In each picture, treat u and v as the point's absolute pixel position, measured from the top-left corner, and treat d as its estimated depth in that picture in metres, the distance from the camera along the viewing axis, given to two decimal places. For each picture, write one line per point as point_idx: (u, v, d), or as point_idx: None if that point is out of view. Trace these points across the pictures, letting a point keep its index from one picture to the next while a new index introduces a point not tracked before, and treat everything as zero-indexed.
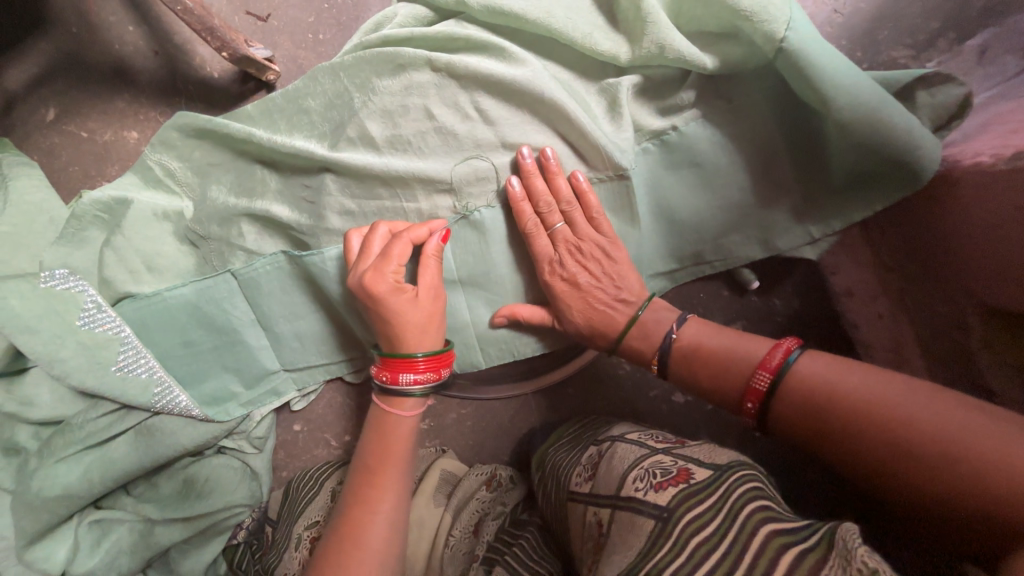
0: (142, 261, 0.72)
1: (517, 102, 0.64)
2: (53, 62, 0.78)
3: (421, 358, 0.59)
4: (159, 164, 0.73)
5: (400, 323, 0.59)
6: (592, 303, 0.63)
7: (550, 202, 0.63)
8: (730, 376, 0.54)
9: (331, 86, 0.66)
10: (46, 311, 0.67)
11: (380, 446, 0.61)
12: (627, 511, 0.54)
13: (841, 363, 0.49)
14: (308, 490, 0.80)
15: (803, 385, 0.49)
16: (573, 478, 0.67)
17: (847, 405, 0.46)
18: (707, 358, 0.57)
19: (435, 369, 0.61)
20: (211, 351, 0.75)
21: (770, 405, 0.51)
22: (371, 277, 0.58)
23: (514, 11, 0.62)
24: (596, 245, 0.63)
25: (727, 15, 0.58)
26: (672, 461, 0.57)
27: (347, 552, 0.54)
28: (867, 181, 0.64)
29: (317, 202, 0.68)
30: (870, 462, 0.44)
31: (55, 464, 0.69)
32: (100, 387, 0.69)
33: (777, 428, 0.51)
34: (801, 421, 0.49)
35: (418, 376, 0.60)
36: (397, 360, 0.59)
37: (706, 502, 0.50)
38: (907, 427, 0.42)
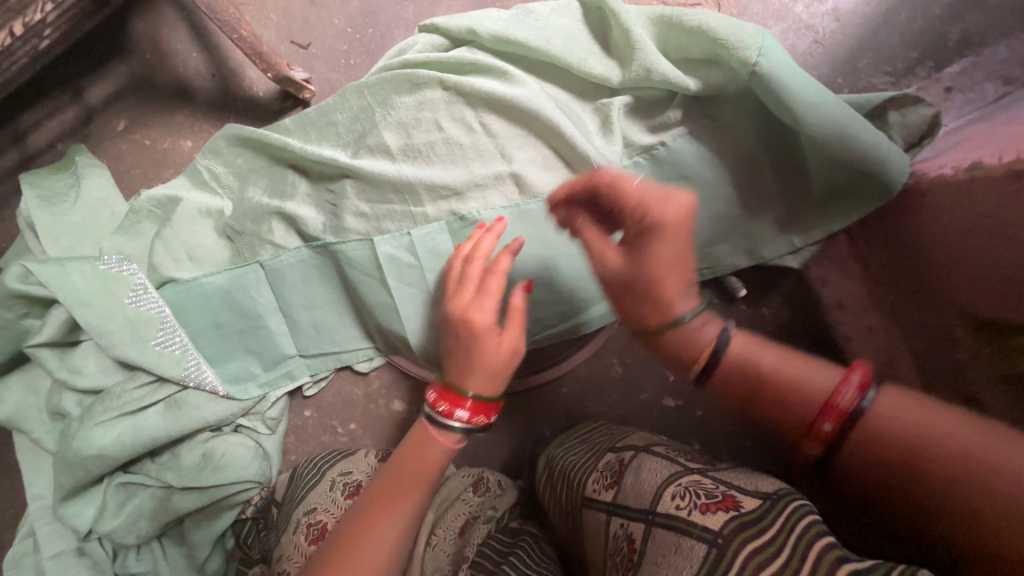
0: (187, 251, 0.82)
1: (515, 117, 0.72)
2: (128, 81, 0.91)
3: (470, 396, 0.55)
4: (207, 168, 0.84)
5: (459, 364, 0.56)
6: (634, 270, 0.54)
7: (605, 177, 0.55)
8: (801, 409, 0.50)
9: (357, 102, 0.76)
10: (102, 289, 0.77)
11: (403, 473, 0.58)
12: (671, 531, 0.53)
13: (915, 405, 0.46)
14: (312, 477, 0.82)
15: (880, 424, 0.46)
16: (590, 484, 0.67)
17: (927, 458, 0.44)
18: (776, 374, 0.53)
19: (481, 411, 0.56)
20: (236, 335, 0.82)
21: (848, 432, 0.47)
22: (466, 318, 0.56)
23: (517, 39, 0.71)
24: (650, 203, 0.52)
25: (709, 43, 0.65)
26: (714, 484, 0.57)
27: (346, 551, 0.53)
28: (843, 195, 0.68)
29: (338, 205, 0.77)
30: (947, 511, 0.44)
31: (94, 427, 0.76)
32: (139, 359, 0.78)
33: (848, 464, 0.48)
34: (885, 466, 0.46)
35: (462, 413, 0.56)
36: (448, 391, 0.56)
37: (763, 533, 0.49)
38: (995, 497, 0.41)
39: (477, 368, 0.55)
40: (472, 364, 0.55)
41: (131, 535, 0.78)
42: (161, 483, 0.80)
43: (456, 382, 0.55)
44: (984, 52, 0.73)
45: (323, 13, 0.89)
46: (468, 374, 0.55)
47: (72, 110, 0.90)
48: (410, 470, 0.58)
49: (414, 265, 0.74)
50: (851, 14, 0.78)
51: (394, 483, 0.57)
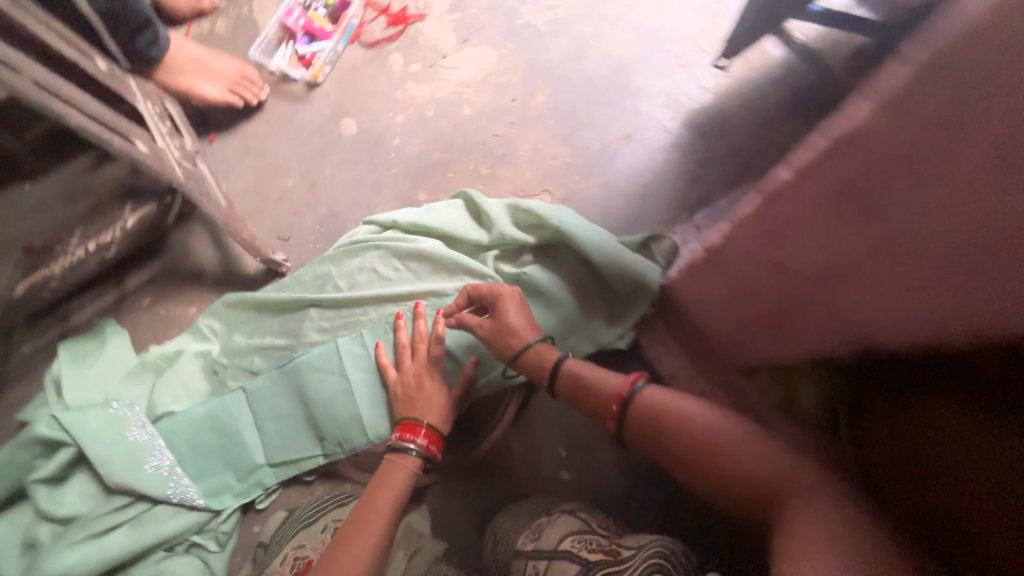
0: (182, 387, 1.06)
1: (425, 265, 1.09)
2: (157, 272, 1.26)
3: (423, 424, 0.88)
4: (208, 325, 1.14)
5: (415, 405, 0.91)
6: (494, 329, 0.92)
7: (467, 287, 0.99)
8: (603, 401, 0.80)
9: (319, 268, 1.13)
10: (109, 425, 0.97)
11: (376, 497, 0.82)
12: (562, 561, 0.73)
13: (664, 393, 0.75)
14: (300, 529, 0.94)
15: (642, 405, 0.75)
16: (519, 539, 0.83)
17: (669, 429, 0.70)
18: (588, 385, 0.83)
19: (428, 440, 0.88)
20: (213, 452, 1.01)
21: (627, 411, 0.76)
22: (422, 377, 0.94)
23: (421, 223, 1.12)
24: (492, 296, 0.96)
25: (533, 217, 1.05)
26: (607, 541, 0.76)
27: (336, 555, 0.74)
28: (637, 297, 0.99)
29: (300, 332, 1.08)
30: (680, 460, 0.69)
31: (64, 550, 0.89)
32: (130, 483, 0.94)
33: (629, 433, 0.76)
34: (647, 433, 0.73)
35: (417, 438, 0.87)
36: (407, 423, 0.89)
37: (622, 571, 0.66)
38: (694, 445, 0.67)
39: (432, 407, 0.91)
40: (424, 406, 0.91)
41: None
42: None
43: (413, 417, 0.90)
44: (715, 204, 1.14)
45: (293, 214, 1.26)
46: (422, 411, 0.90)
47: (110, 293, 1.24)
48: (385, 491, 0.83)
49: (362, 356, 1.03)
50: (631, 191, 1.18)
51: (358, 528, 0.77)
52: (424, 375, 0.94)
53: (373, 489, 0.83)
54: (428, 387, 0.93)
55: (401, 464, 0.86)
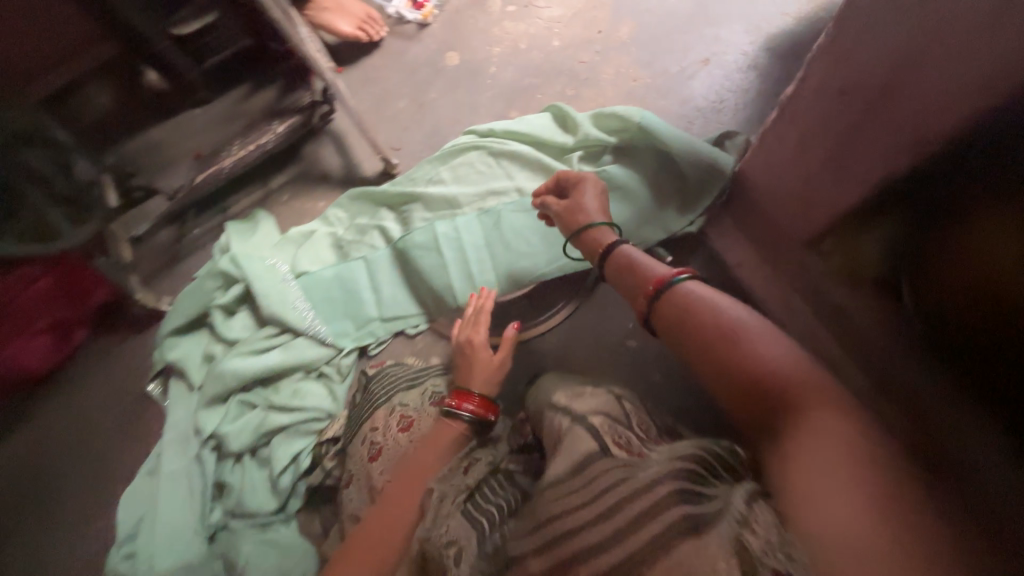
0: (316, 256, 1.31)
1: (515, 165, 1.24)
2: (293, 175, 1.52)
3: (475, 393, 0.93)
4: (336, 213, 1.39)
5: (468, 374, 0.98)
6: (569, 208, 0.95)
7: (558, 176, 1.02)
8: (639, 287, 0.79)
9: (425, 170, 1.31)
10: (266, 272, 1.24)
11: (424, 453, 0.84)
12: (582, 431, 0.75)
13: (696, 290, 0.72)
14: (379, 393, 1.09)
15: (674, 297, 0.72)
16: (553, 397, 0.89)
17: (695, 326, 0.68)
18: (632, 268, 0.82)
19: (480, 404, 0.92)
20: (341, 302, 1.24)
21: (659, 300, 0.74)
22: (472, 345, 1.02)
23: (514, 130, 1.28)
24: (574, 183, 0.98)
25: (617, 120, 1.19)
26: (637, 445, 0.71)
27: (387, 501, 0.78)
28: (711, 187, 1.12)
29: (408, 218, 1.27)
30: (700, 356, 0.67)
31: (235, 358, 1.15)
32: (280, 315, 1.20)
33: (656, 319, 0.74)
34: (671, 322, 0.71)
35: (470, 403, 0.91)
36: (460, 393, 0.94)
37: (627, 491, 0.58)
38: (717, 346, 0.64)
39: (481, 381, 0.97)
40: (474, 374, 0.97)
41: (239, 439, 1.09)
42: (264, 404, 1.13)
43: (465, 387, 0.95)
44: None
45: (403, 129, 1.49)
46: (473, 376, 0.97)
47: (257, 190, 1.52)
48: (432, 449, 0.85)
49: (457, 237, 1.18)
50: (707, 108, 1.28)
51: (418, 459, 0.83)
52: (475, 344, 1.03)
53: (422, 448, 0.85)
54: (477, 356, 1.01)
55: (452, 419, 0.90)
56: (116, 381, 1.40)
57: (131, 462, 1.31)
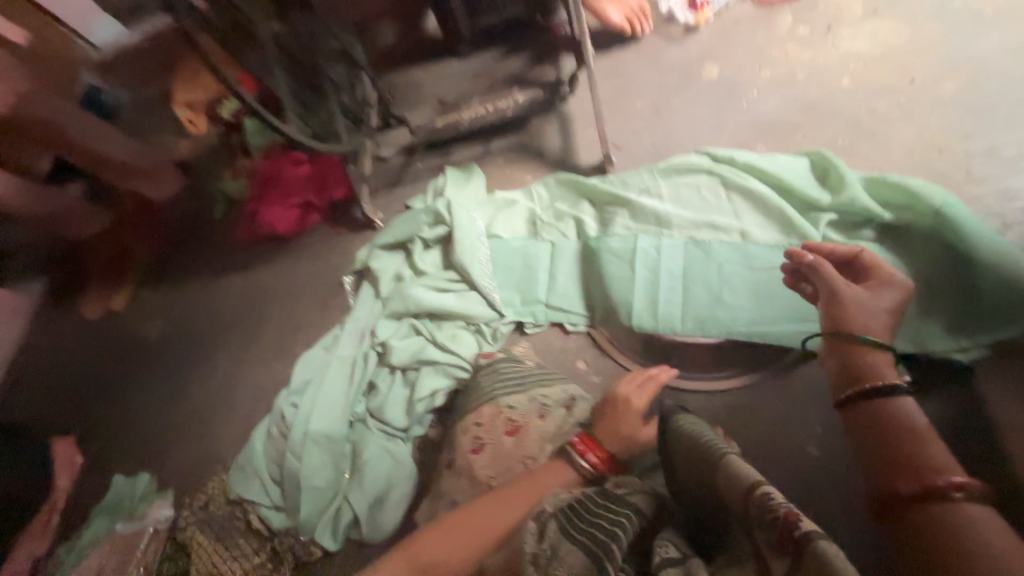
0: (511, 225, 1.38)
1: (749, 202, 1.11)
2: (513, 142, 1.61)
3: (604, 452, 0.93)
4: (539, 190, 1.43)
5: (607, 425, 0.98)
6: (874, 313, 0.79)
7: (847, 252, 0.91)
8: (888, 450, 0.66)
9: (646, 175, 1.26)
10: (466, 226, 1.34)
11: (515, 493, 0.89)
12: (725, 470, 0.80)
13: (982, 521, 0.57)
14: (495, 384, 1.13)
15: (966, 514, 0.58)
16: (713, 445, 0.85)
17: (955, 541, 0.57)
18: (897, 419, 0.68)
19: (601, 466, 0.91)
20: (518, 275, 1.30)
21: (926, 491, 0.60)
22: (624, 399, 1.01)
23: (761, 166, 1.15)
24: (880, 273, 0.86)
25: (907, 195, 0.99)
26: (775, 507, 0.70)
27: (465, 522, 0.85)
28: (1012, 316, 0.87)
29: (611, 221, 1.24)
30: (938, 564, 0.56)
31: (420, 288, 1.29)
32: (467, 266, 1.30)
33: (905, 485, 0.62)
34: (914, 517, 0.60)
35: (593, 458, 0.91)
36: (591, 440, 0.94)
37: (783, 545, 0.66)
38: (974, 569, 0.54)
39: (619, 437, 0.96)
40: (614, 434, 0.96)
41: (397, 358, 1.24)
42: (427, 337, 1.26)
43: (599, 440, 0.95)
44: None
45: (636, 133, 1.44)
46: (612, 434, 0.96)
47: (479, 147, 1.65)
48: (518, 494, 0.89)
49: (654, 260, 1.12)
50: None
51: (512, 494, 0.88)
52: (632, 399, 1.01)
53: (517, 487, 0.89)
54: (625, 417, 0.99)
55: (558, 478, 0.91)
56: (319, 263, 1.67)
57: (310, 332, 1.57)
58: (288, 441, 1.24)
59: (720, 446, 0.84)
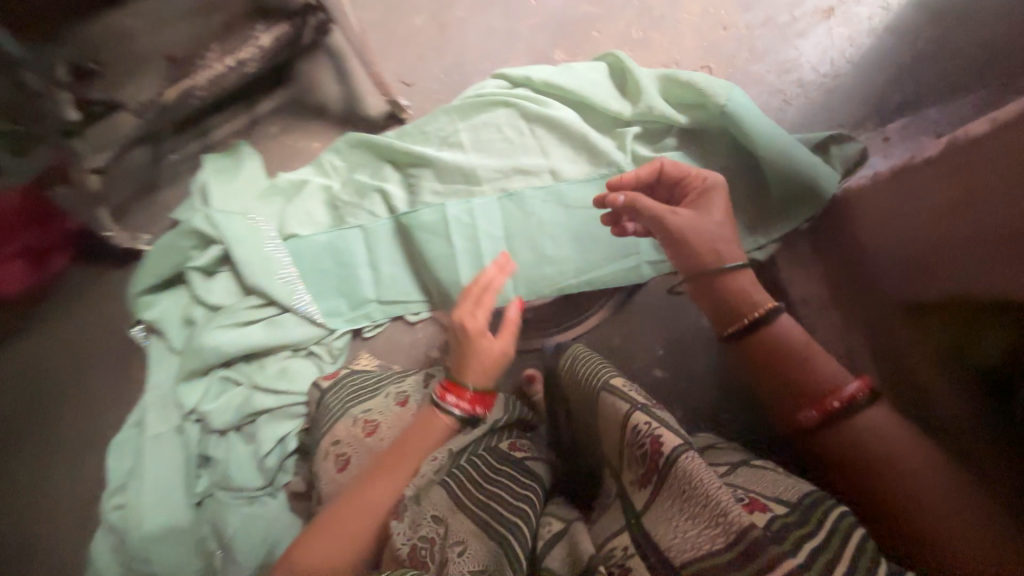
0: (307, 215, 1.13)
1: (552, 133, 0.98)
2: (284, 102, 1.27)
3: (470, 390, 0.82)
4: (331, 162, 1.17)
5: (467, 360, 0.83)
6: (716, 233, 0.75)
7: (654, 170, 0.82)
8: (807, 391, 0.66)
9: (443, 120, 1.06)
10: (247, 235, 1.06)
11: (403, 446, 0.80)
12: (611, 399, 0.73)
13: (886, 420, 0.60)
14: (336, 406, 0.95)
15: (871, 421, 0.60)
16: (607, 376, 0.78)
17: (896, 466, 0.57)
18: (786, 350, 0.68)
19: (476, 406, 0.82)
20: (335, 277, 1.09)
21: (827, 426, 0.62)
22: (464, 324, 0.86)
23: (558, 84, 1.01)
24: (710, 199, 0.79)
25: (695, 93, 0.93)
26: (647, 425, 0.65)
27: (346, 505, 0.73)
28: (792, 206, 0.89)
29: (417, 187, 1.05)
30: (857, 480, 0.59)
31: (215, 330, 1.04)
32: (267, 287, 1.05)
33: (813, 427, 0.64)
34: (845, 454, 0.61)
35: (464, 401, 0.81)
36: (455, 384, 0.82)
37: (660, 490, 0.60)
38: (906, 471, 0.56)
39: (480, 368, 0.83)
40: (473, 359, 0.83)
41: (220, 420, 1.03)
42: (248, 383, 1.05)
43: (459, 375, 0.83)
44: (918, 114, 0.90)
45: (424, 62, 1.18)
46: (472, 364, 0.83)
47: (243, 116, 1.27)
48: (408, 450, 0.79)
49: (471, 225, 0.98)
50: (811, 83, 0.99)
51: (406, 453, 0.78)
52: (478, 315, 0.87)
53: (397, 447, 0.79)
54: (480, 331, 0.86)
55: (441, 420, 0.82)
56: (87, 318, 1.27)
57: (111, 409, 1.21)
58: (124, 555, 1.02)
59: (604, 380, 0.77)
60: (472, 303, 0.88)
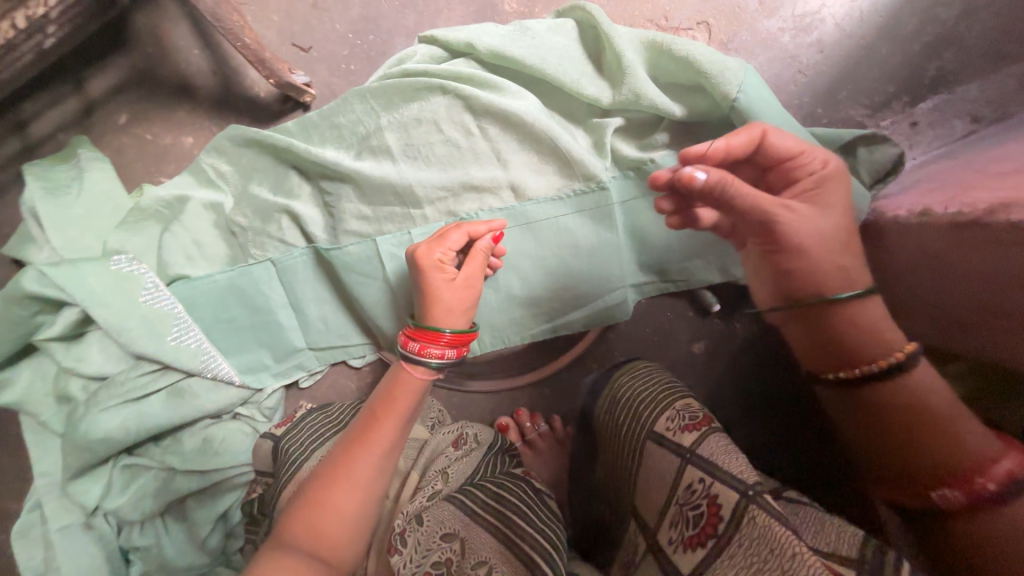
0: (195, 246, 0.86)
1: (509, 132, 0.74)
2: (127, 75, 0.90)
3: (447, 332, 0.64)
4: (212, 167, 0.86)
5: (434, 297, 0.66)
6: (835, 245, 0.47)
7: (754, 140, 0.55)
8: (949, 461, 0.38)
9: (360, 108, 0.78)
10: (115, 288, 0.80)
11: (370, 428, 0.64)
12: (658, 443, 0.66)
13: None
14: (296, 453, 0.81)
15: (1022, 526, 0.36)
16: (648, 409, 0.71)
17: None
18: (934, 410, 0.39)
19: (456, 346, 0.65)
20: (248, 326, 0.87)
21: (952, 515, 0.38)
22: (423, 257, 0.68)
23: (513, 57, 0.74)
24: (825, 192, 0.51)
25: (694, 73, 0.70)
26: (701, 484, 0.58)
27: (316, 502, 0.60)
28: None
29: (337, 209, 0.79)
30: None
31: (99, 413, 0.81)
32: (157, 353, 0.81)
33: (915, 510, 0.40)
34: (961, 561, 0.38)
35: (441, 346, 0.63)
36: (425, 330, 0.64)
37: (723, 549, 0.53)
38: None
39: (452, 305, 0.66)
40: (441, 295, 0.66)
41: (136, 512, 0.85)
42: (163, 465, 0.87)
43: (426, 315, 0.66)
44: (957, 90, 0.75)
45: (323, 14, 0.84)
46: (442, 302, 0.65)
47: (72, 99, 0.90)
48: (374, 439, 0.63)
49: None
50: (835, 46, 0.78)
51: (369, 447, 0.63)
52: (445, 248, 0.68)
53: (372, 417, 0.65)
54: (445, 260, 0.68)
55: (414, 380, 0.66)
56: None
57: None
58: None
59: (653, 426, 0.69)
60: (434, 237, 0.70)
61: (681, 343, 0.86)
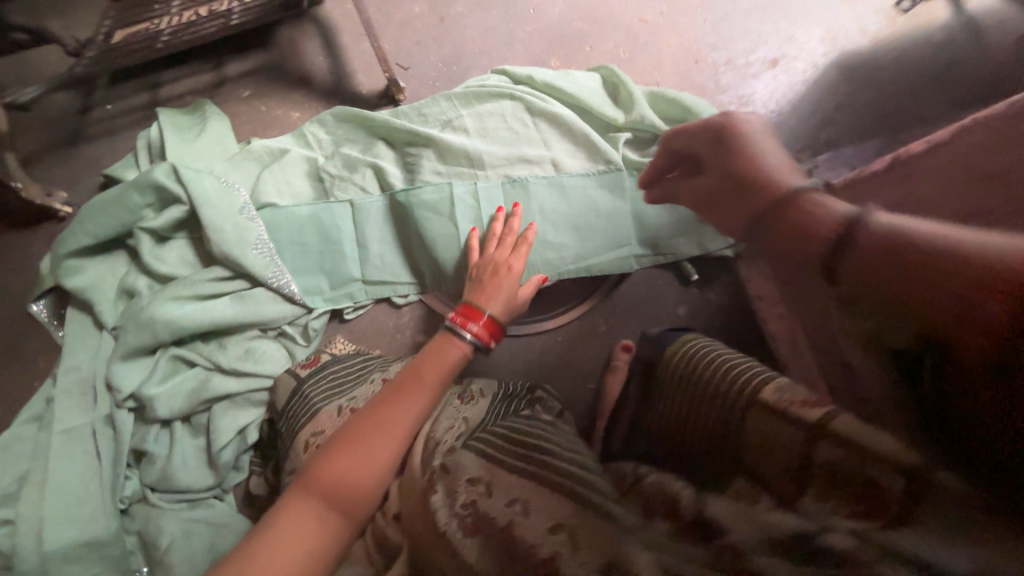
0: (286, 185, 1.04)
1: (554, 129, 1.05)
2: (261, 65, 1.18)
3: (487, 316, 0.84)
4: (313, 133, 1.10)
5: (485, 287, 0.87)
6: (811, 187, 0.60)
7: None
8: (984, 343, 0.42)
9: (445, 104, 1.08)
10: (219, 197, 0.95)
11: (392, 398, 0.74)
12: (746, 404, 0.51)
13: None
14: (317, 395, 0.86)
15: None
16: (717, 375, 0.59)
17: None
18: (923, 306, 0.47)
19: (489, 335, 0.84)
20: (315, 252, 1.02)
21: None
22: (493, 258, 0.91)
23: (559, 86, 1.08)
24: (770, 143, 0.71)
25: (678, 109, 1.07)
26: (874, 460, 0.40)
27: (336, 462, 0.66)
28: None
29: (417, 167, 1.04)
30: None
31: (167, 301, 0.90)
32: (240, 256, 0.94)
33: None
34: None
35: (479, 328, 0.82)
36: (472, 309, 0.84)
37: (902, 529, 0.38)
38: None
39: (497, 301, 0.86)
40: (492, 289, 0.87)
41: (166, 406, 0.88)
42: (207, 363, 0.92)
43: (474, 299, 0.86)
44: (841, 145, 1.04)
45: (423, 49, 1.20)
46: (489, 295, 0.86)
47: (209, 75, 1.16)
48: (405, 395, 0.74)
49: (473, 207, 0.99)
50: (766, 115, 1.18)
51: (390, 408, 0.72)
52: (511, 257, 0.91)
53: (396, 389, 0.75)
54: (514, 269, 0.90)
55: (455, 352, 0.81)
56: None
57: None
58: None
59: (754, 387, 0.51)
60: (500, 244, 0.94)
61: (668, 305, 1.08)
